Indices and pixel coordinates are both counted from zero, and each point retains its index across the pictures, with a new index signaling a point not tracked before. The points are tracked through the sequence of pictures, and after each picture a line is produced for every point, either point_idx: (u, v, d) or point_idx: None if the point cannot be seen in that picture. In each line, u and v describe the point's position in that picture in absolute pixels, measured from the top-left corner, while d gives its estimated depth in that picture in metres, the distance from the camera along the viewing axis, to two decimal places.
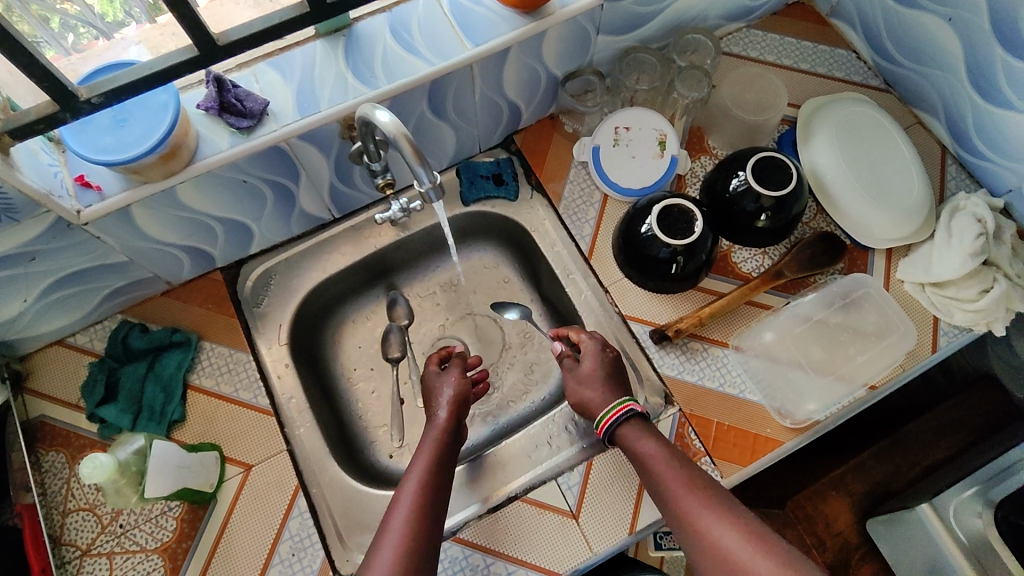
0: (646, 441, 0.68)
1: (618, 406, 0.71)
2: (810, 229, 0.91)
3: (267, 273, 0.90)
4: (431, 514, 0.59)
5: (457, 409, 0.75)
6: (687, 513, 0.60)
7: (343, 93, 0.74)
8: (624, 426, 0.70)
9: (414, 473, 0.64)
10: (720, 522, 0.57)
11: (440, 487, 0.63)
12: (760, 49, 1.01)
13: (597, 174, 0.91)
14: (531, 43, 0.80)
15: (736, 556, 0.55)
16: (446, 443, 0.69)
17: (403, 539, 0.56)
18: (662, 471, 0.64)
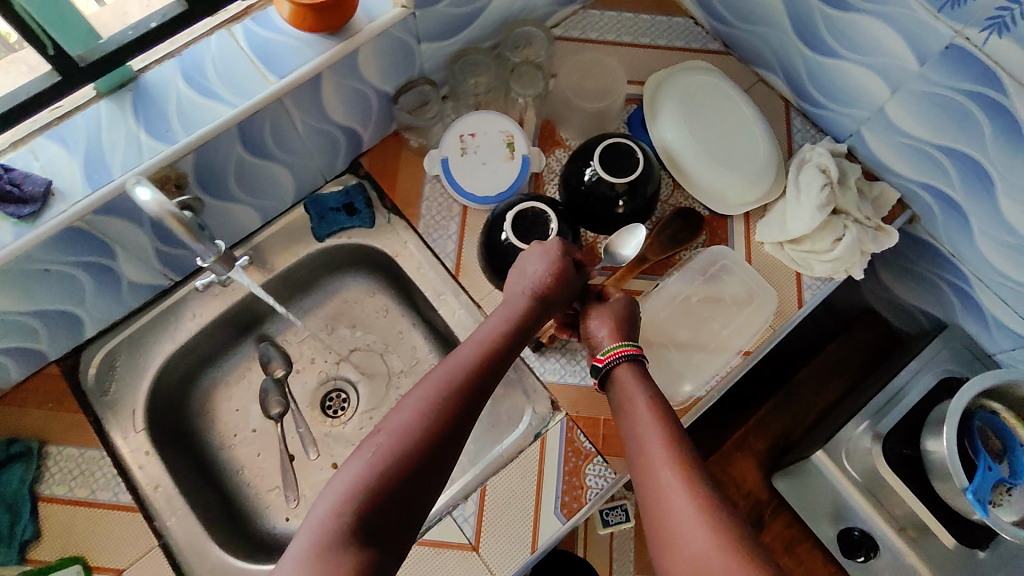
0: (638, 389, 0.65)
1: (629, 345, 0.68)
2: (669, 206, 0.91)
3: (111, 355, 0.83)
4: (476, 377, 0.58)
5: (552, 286, 0.69)
6: (652, 466, 0.57)
7: (136, 155, 0.67)
8: (619, 368, 0.67)
9: (473, 344, 0.62)
10: (679, 488, 0.55)
11: (487, 372, 0.60)
12: (599, 30, 0.99)
13: (451, 187, 0.87)
14: (345, 64, 0.74)
15: (685, 525, 0.52)
16: (520, 322, 0.66)
17: (441, 390, 0.56)
18: (643, 419, 0.61)
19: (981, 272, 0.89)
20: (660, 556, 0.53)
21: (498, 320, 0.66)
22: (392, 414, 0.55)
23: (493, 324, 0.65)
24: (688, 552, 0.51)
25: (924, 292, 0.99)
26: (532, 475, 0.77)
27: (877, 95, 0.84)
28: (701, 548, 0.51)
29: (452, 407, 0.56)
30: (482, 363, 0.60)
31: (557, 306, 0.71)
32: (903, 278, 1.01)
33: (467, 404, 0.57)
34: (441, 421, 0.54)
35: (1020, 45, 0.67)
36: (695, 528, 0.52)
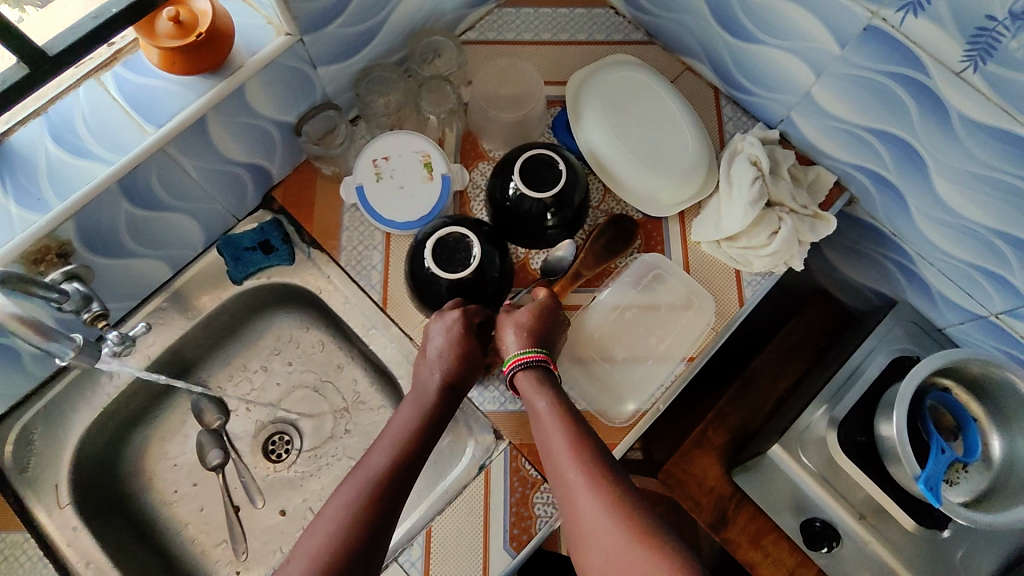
0: (539, 394, 0.64)
1: (524, 352, 0.66)
2: (602, 213, 0.87)
3: (26, 429, 0.78)
4: (385, 483, 0.58)
5: (457, 369, 0.68)
6: (561, 473, 0.58)
7: (8, 230, 0.62)
8: (521, 375, 0.66)
9: (381, 447, 0.61)
10: (585, 487, 0.56)
11: (400, 479, 0.59)
12: (516, 29, 0.94)
13: (371, 215, 0.83)
14: (230, 102, 0.69)
15: (594, 522, 0.54)
16: (429, 411, 0.65)
17: (349, 507, 0.56)
18: (547, 425, 0.62)
19: (924, 251, 0.86)
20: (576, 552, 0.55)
21: (407, 410, 0.65)
22: (301, 545, 0.54)
23: (401, 418, 0.65)
24: (599, 547, 0.53)
25: (872, 271, 0.97)
26: (479, 510, 0.74)
27: (802, 79, 0.81)
28: (610, 542, 0.52)
29: (362, 522, 0.55)
30: (392, 469, 0.59)
31: (469, 381, 0.70)
32: (849, 258, 0.99)
33: (378, 515, 0.56)
34: (351, 541, 0.53)
35: (936, 24, 0.64)
36: (603, 523, 0.53)
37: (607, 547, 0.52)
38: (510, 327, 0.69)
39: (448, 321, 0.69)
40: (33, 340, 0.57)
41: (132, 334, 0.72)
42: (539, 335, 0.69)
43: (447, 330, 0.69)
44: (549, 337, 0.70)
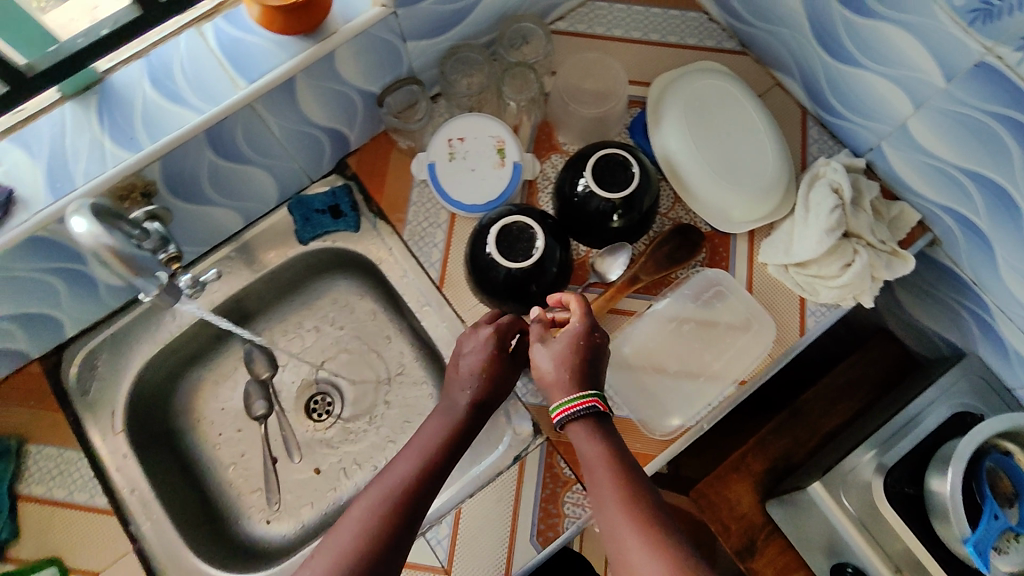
0: (588, 441, 0.60)
1: (576, 400, 0.61)
2: (669, 220, 0.85)
3: (92, 354, 0.82)
4: (407, 496, 0.57)
5: (489, 386, 0.67)
6: (616, 533, 0.55)
7: (100, 162, 0.64)
8: (571, 422, 0.61)
9: (406, 460, 0.60)
10: (642, 547, 0.53)
11: (423, 493, 0.58)
12: (607, 24, 0.92)
13: (438, 194, 0.84)
14: (321, 66, 0.71)
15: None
16: (458, 426, 0.64)
17: (370, 517, 0.55)
18: (598, 475, 0.58)
19: (1005, 305, 0.82)
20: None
21: (435, 424, 0.65)
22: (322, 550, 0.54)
23: (429, 431, 0.64)
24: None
25: (945, 318, 0.93)
26: (509, 500, 0.75)
27: (899, 109, 0.77)
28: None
29: (382, 534, 0.55)
30: (416, 482, 0.58)
31: (500, 397, 0.69)
32: (922, 301, 0.94)
33: (399, 527, 0.56)
34: (370, 551, 0.53)
35: None
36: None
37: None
38: (556, 373, 0.63)
39: (480, 340, 0.69)
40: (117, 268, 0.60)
41: (201, 279, 0.75)
42: (585, 374, 0.63)
43: (478, 345, 0.69)
44: (597, 370, 0.64)
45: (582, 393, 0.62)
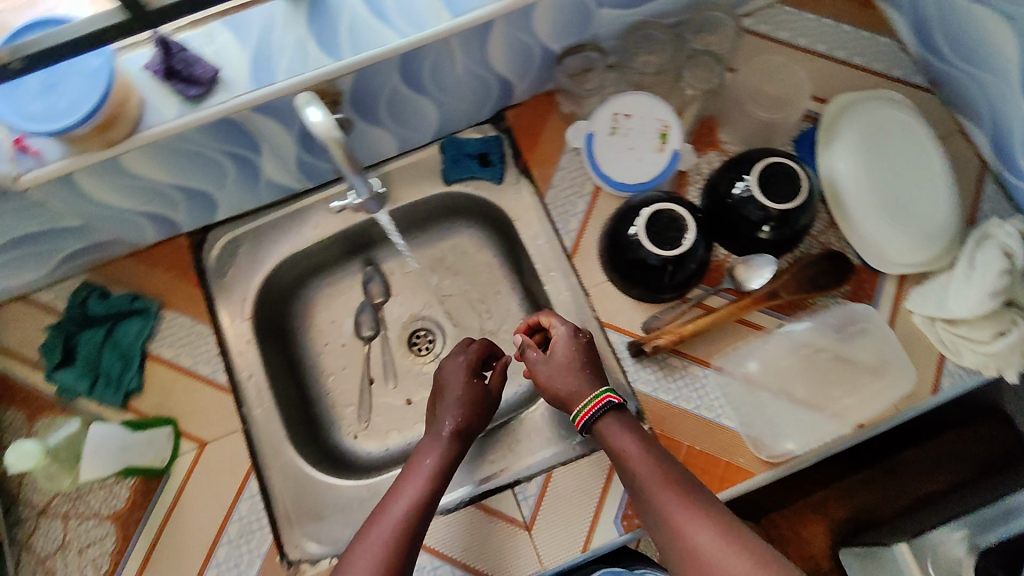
0: (625, 438, 0.66)
1: (591, 403, 0.68)
2: (818, 243, 0.82)
3: (235, 242, 0.86)
4: (414, 524, 0.63)
5: (469, 417, 0.74)
6: (665, 508, 0.60)
7: (302, 63, 0.66)
8: (599, 422, 0.68)
9: (404, 491, 0.66)
10: (701, 524, 0.58)
11: (424, 518, 0.64)
12: (792, 31, 0.88)
13: (591, 165, 0.83)
14: (521, 15, 0.71)
15: (716, 562, 0.55)
16: (451, 450, 0.71)
17: (383, 553, 0.60)
18: (641, 469, 0.63)
19: None
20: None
21: (430, 450, 0.71)
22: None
23: (422, 458, 0.70)
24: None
25: None
26: (600, 477, 0.76)
27: None
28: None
29: (396, 567, 0.60)
30: (418, 508, 0.64)
31: (486, 417, 0.77)
32: None
33: (408, 552, 0.61)
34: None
35: None
36: (728, 563, 0.55)
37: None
38: (567, 376, 0.71)
39: (457, 366, 0.78)
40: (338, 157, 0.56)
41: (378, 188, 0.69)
42: (590, 367, 0.72)
43: (456, 370, 0.78)
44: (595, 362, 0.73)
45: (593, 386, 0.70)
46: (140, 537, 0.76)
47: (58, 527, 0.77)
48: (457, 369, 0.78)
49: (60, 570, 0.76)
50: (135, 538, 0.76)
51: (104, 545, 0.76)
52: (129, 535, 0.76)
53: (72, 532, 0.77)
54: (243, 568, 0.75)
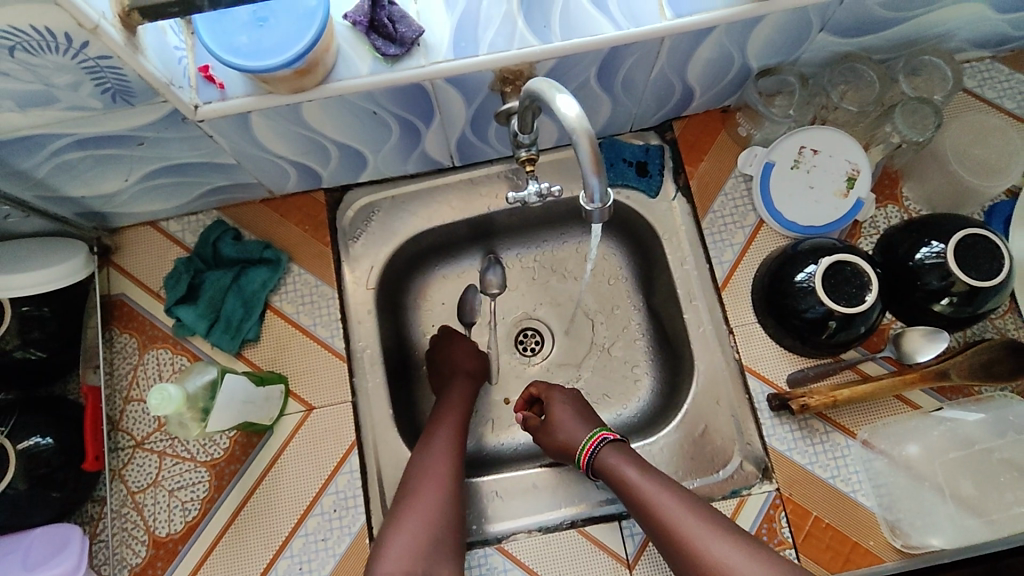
0: (626, 464, 0.68)
1: (591, 437, 0.71)
2: (995, 328, 0.75)
3: (371, 207, 0.83)
4: (453, 467, 0.70)
5: (476, 365, 0.83)
6: (679, 526, 0.61)
7: (507, 39, 0.62)
8: (599, 455, 0.70)
9: (438, 446, 0.72)
10: (714, 536, 0.60)
11: (459, 452, 0.72)
12: (1000, 91, 0.81)
13: (760, 196, 0.78)
14: (743, 26, 0.65)
15: (730, 570, 0.57)
16: (466, 407, 0.79)
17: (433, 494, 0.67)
18: (646, 491, 0.64)
19: None
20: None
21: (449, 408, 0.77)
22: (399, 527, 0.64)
23: (449, 414, 0.77)
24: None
25: None
26: None
27: None
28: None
29: (449, 506, 0.67)
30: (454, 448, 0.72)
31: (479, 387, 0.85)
32: None
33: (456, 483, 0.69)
34: (442, 521, 0.66)
35: None
36: (735, 562, 0.57)
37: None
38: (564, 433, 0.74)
39: (467, 349, 0.84)
40: (582, 168, 0.47)
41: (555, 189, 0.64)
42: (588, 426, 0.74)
43: (463, 350, 0.84)
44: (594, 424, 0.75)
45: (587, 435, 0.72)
46: (233, 490, 0.74)
47: (152, 464, 0.75)
48: (466, 355, 0.83)
49: (148, 509, 0.74)
50: (227, 491, 0.74)
51: (196, 491, 0.74)
52: (222, 487, 0.74)
53: (166, 471, 0.75)
54: (332, 543, 0.73)
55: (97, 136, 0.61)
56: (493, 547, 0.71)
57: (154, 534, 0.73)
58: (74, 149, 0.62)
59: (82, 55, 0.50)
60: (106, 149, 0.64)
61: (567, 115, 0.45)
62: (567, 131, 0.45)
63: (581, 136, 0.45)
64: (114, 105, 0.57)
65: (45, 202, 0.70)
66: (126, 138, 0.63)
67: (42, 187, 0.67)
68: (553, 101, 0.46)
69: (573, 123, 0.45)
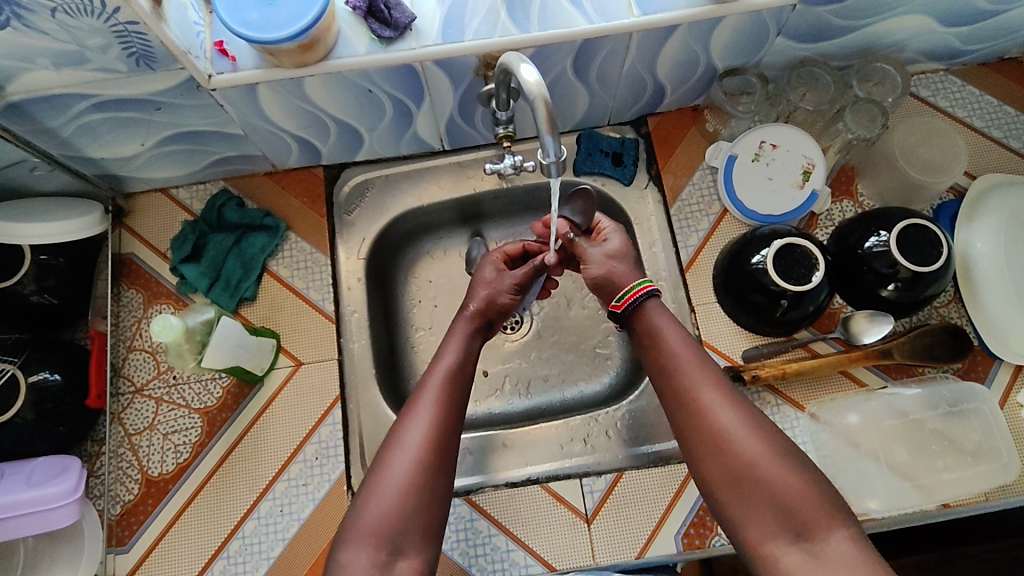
0: (663, 315, 0.65)
1: (643, 283, 0.66)
2: (938, 315, 0.81)
3: (366, 184, 0.90)
4: (453, 394, 0.63)
5: (507, 294, 0.74)
6: (743, 456, 0.55)
7: (490, 28, 0.69)
8: (644, 308, 0.65)
9: (443, 361, 0.65)
10: (731, 405, 0.58)
11: (462, 378, 0.65)
12: (952, 99, 0.88)
13: (724, 186, 0.84)
14: (704, 27, 0.72)
15: (776, 484, 0.54)
16: (475, 343, 0.70)
17: (432, 426, 0.60)
18: (674, 349, 0.62)
19: None
20: (695, 467, 0.58)
21: (452, 341, 0.69)
22: (387, 468, 0.58)
23: (449, 340, 0.69)
24: (735, 464, 0.55)
25: None
26: (670, 489, 0.76)
27: None
28: (756, 466, 0.55)
29: (445, 437, 0.60)
30: (455, 372, 0.65)
31: (494, 326, 0.75)
32: None
33: (456, 411, 0.62)
34: (441, 456, 0.59)
35: None
36: (799, 501, 0.53)
37: (748, 467, 0.55)
38: (616, 264, 0.70)
39: (497, 282, 0.75)
40: (538, 129, 0.54)
41: (528, 164, 0.72)
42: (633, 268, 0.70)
43: (489, 277, 0.76)
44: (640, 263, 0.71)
45: (638, 278, 0.69)
46: (223, 436, 0.80)
47: (149, 409, 0.80)
48: (499, 290, 0.74)
49: (143, 449, 0.79)
50: (218, 437, 0.80)
51: (188, 436, 0.80)
52: (213, 433, 0.80)
53: (162, 415, 0.80)
54: (311, 488, 0.78)
55: (119, 98, 0.68)
56: (462, 498, 0.77)
57: (147, 473, 0.78)
58: (99, 110, 0.70)
59: (113, 20, 0.57)
60: (127, 113, 0.71)
61: (528, 82, 0.53)
62: (526, 95, 0.53)
63: (538, 100, 0.52)
64: (137, 70, 0.64)
65: (68, 160, 0.77)
66: (146, 102, 0.70)
67: (66, 146, 0.74)
68: (518, 70, 0.54)
69: (532, 88, 0.53)
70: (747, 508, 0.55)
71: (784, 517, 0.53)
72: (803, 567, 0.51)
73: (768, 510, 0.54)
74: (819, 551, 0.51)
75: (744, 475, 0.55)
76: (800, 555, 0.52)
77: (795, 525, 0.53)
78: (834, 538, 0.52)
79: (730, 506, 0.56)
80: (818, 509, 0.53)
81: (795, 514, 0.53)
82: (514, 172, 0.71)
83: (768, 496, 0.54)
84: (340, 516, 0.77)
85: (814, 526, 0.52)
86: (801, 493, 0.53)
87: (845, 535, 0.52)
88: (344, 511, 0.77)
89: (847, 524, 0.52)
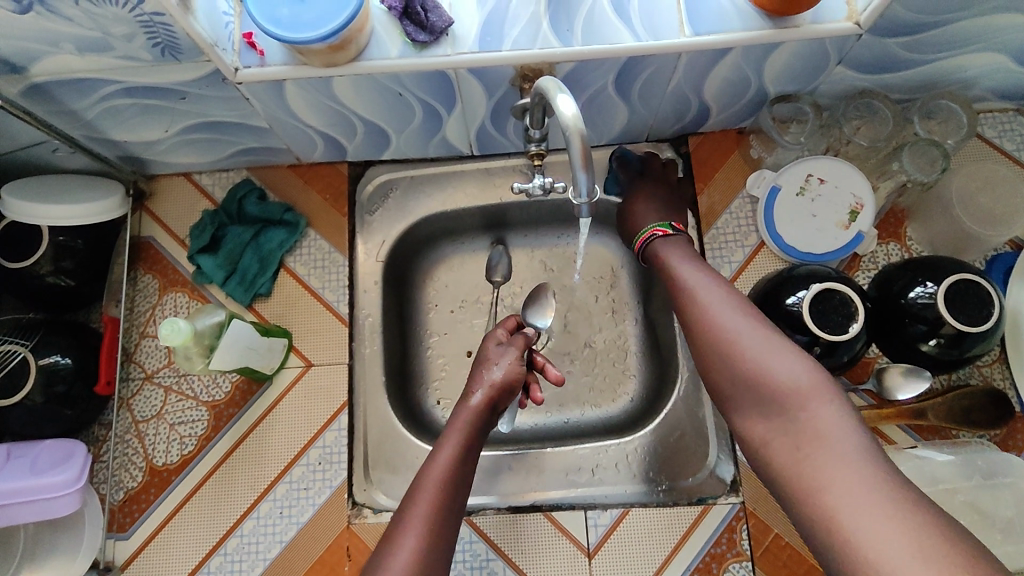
0: (676, 257, 0.73)
1: (655, 224, 0.77)
2: (980, 375, 0.76)
3: (389, 185, 0.87)
4: (449, 504, 0.59)
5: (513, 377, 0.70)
6: (738, 356, 0.60)
7: (530, 39, 0.65)
8: (654, 245, 0.76)
9: (442, 455, 0.62)
10: (743, 324, 0.62)
11: (460, 481, 0.61)
12: (1019, 142, 0.82)
13: (763, 218, 0.80)
14: (760, 52, 0.67)
15: (766, 372, 0.57)
16: (473, 442, 0.65)
17: (420, 545, 0.55)
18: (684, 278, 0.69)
19: None
20: (711, 382, 0.62)
21: (449, 437, 0.64)
22: None
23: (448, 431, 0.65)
24: (735, 365, 0.60)
25: None
26: (678, 531, 0.74)
27: None
28: (750, 363, 0.58)
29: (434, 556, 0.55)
30: (454, 472, 0.61)
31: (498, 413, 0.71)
32: None
33: (448, 518, 0.58)
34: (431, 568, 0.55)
35: None
36: (786, 379, 0.55)
37: (744, 367, 0.59)
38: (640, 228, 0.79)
39: (508, 361, 0.72)
40: (572, 163, 0.51)
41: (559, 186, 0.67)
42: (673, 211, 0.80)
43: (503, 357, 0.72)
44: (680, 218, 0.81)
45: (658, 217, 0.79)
46: (229, 431, 0.79)
47: (157, 397, 0.80)
48: (506, 368, 0.71)
49: (149, 438, 0.79)
50: (223, 432, 0.79)
51: (194, 428, 0.79)
52: (219, 427, 0.79)
53: (170, 406, 0.80)
54: (312, 493, 0.77)
55: (145, 86, 0.66)
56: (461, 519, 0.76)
57: (151, 462, 0.78)
58: (124, 95, 0.68)
59: (139, 10, 0.55)
60: (151, 100, 0.69)
61: (565, 115, 0.50)
62: (562, 130, 0.50)
63: (574, 134, 0.49)
64: (162, 59, 0.62)
65: (92, 142, 0.76)
66: (171, 91, 0.68)
67: (90, 128, 0.73)
68: (555, 100, 0.50)
69: (569, 122, 0.49)
70: (747, 402, 0.58)
71: (774, 401, 0.55)
72: (787, 442, 0.53)
73: (762, 397, 0.57)
74: (803, 423, 0.53)
75: (745, 375, 0.58)
76: (786, 434, 0.53)
77: (782, 402, 0.55)
78: (819, 410, 0.53)
79: (734, 406, 0.59)
80: (807, 387, 0.54)
81: (783, 395, 0.55)
82: (542, 194, 0.68)
83: (761, 387, 0.57)
84: (339, 524, 0.76)
85: (800, 404, 0.54)
86: (793, 378, 0.55)
87: (835, 408, 0.53)
88: (343, 520, 0.76)
89: (838, 400, 0.53)
